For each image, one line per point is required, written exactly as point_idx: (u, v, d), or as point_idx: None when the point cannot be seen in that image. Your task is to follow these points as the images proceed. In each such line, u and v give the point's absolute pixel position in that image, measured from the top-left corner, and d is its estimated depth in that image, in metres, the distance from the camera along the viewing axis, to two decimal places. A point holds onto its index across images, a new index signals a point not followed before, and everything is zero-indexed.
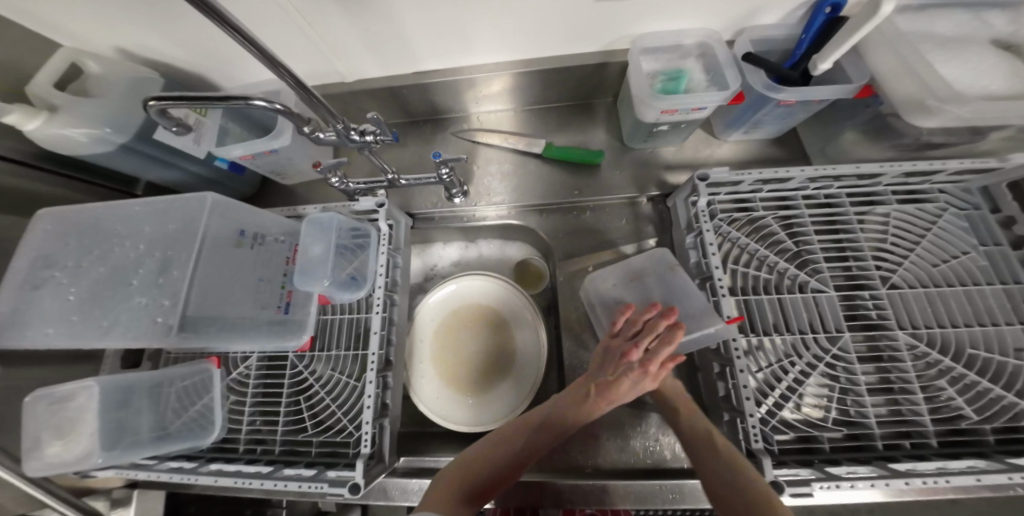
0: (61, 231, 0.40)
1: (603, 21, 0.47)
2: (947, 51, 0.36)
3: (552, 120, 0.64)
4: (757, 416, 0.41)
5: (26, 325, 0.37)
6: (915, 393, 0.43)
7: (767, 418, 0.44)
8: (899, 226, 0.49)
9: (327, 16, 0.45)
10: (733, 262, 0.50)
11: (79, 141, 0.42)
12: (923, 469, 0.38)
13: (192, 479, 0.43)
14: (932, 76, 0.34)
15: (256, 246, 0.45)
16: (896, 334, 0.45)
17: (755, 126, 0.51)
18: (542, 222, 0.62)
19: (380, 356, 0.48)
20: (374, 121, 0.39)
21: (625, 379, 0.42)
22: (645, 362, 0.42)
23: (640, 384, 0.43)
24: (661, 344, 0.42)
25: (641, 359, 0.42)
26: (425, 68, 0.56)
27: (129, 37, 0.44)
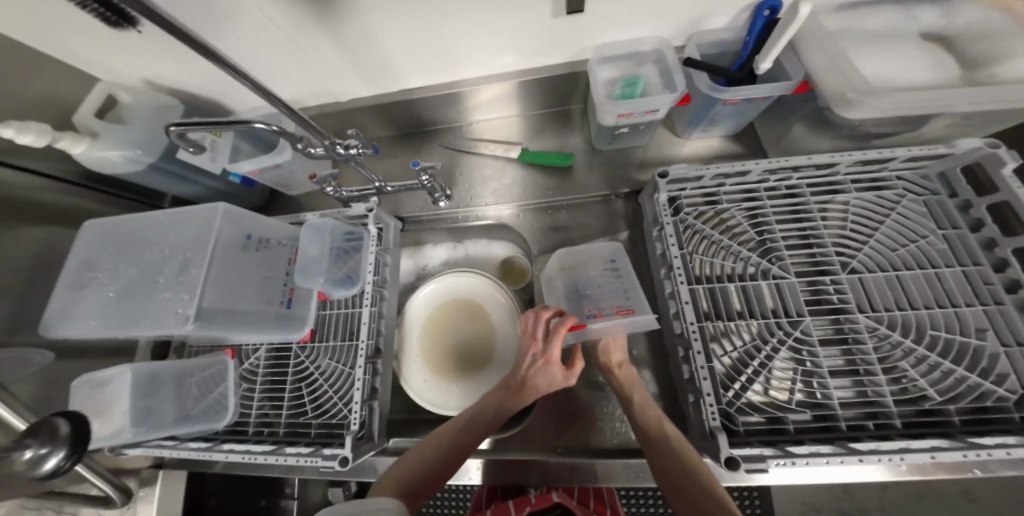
0: (102, 240, 0.47)
1: (564, 34, 0.52)
2: (873, 47, 0.39)
3: (528, 126, 0.69)
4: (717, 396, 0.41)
5: (72, 319, 0.44)
6: (879, 375, 0.42)
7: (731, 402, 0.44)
8: (859, 215, 0.46)
9: (320, 46, 0.51)
10: (695, 254, 0.48)
11: (115, 162, 0.49)
12: (884, 447, 0.37)
13: (211, 454, 0.49)
14: (854, 70, 0.37)
15: (261, 249, 0.52)
16: (857, 317, 0.44)
17: (710, 125, 0.54)
18: (520, 221, 0.66)
19: (369, 345, 0.53)
20: (356, 136, 0.45)
21: (534, 371, 0.48)
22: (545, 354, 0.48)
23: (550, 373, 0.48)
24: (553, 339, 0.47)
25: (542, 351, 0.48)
26: (411, 86, 0.63)
27: (156, 72, 0.52)
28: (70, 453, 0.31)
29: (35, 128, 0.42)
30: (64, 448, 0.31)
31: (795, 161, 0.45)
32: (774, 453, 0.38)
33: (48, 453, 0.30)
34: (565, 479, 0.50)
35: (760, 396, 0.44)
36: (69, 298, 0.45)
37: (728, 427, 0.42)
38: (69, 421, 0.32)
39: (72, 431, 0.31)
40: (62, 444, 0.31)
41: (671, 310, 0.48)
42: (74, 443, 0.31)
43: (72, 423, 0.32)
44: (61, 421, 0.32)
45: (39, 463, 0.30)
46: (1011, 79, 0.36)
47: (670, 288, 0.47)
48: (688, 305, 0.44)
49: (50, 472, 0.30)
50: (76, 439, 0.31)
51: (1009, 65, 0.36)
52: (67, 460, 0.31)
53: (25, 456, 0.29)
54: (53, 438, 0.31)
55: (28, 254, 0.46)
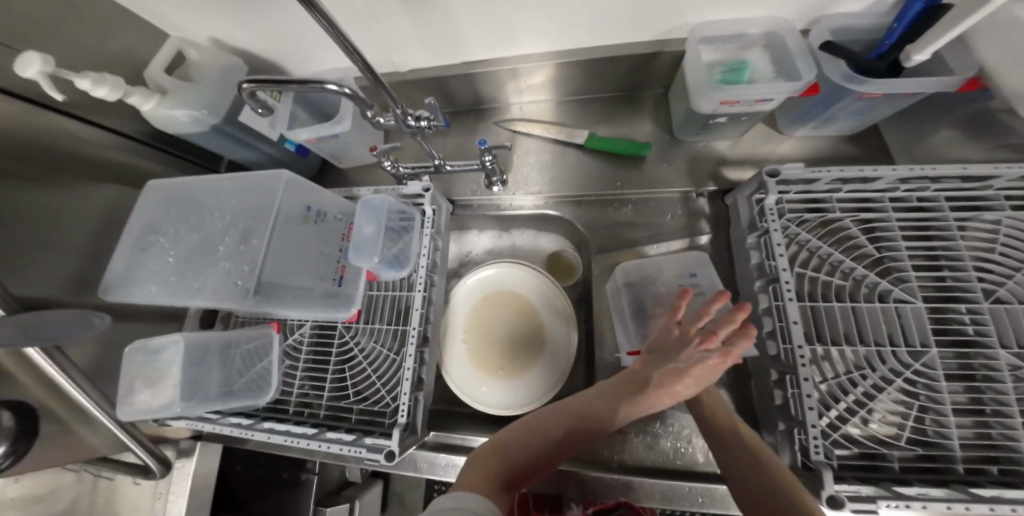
0: (163, 203, 0.46)
1: (665, 10, 0.46)
2: None
3: (596, 111, 0.63)
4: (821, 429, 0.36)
5: (134, 283, 0.42)
6: (1013, 417, 0.36)
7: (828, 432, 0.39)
8: (1011, 236, 0.39)
9: (390, 9, 0.47)
10: (801, 267, 0.44)
11: (180, 121, 0.47)
12: (1010, 495, 0.32)
13: (252, 433, 0.48)
14: None
15: (319, 223, 0.49)
16: (995, 353, 0.37)
17: (827, 121, 0.47)
18: (579, 214, 0.61)
19: (419, 332, 0.51)
20: (430, 107, 0.41)
21: (701, 366, 0.37)
22: (725, 351, 0.38)
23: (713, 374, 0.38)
24: (740, 335, 0.38)
25: (719, 348, 0.38)
26: (475, 59, 0.57)
27: (222, 29, 0.49)
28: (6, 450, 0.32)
29: (109, 81, 0.41)
30: (4, 444, 0.32)
31: (940, 169, 0.38)
32: (880, 493, 0.34)
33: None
34: (618, 497, 0.46)
35: (860, 429, 0.39)
36: (130, 261, 0.43)
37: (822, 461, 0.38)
38: (13, 414, 0.33)
39: (14, 425, 0.33)
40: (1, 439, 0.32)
41: (765, 328, 0.43)
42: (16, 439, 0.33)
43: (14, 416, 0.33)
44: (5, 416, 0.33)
45: None
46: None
47: (766, 303, 0.43)
48: (794, 325, 0.38)
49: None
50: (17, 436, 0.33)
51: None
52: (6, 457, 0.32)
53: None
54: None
55: (89, 211, 0.45)
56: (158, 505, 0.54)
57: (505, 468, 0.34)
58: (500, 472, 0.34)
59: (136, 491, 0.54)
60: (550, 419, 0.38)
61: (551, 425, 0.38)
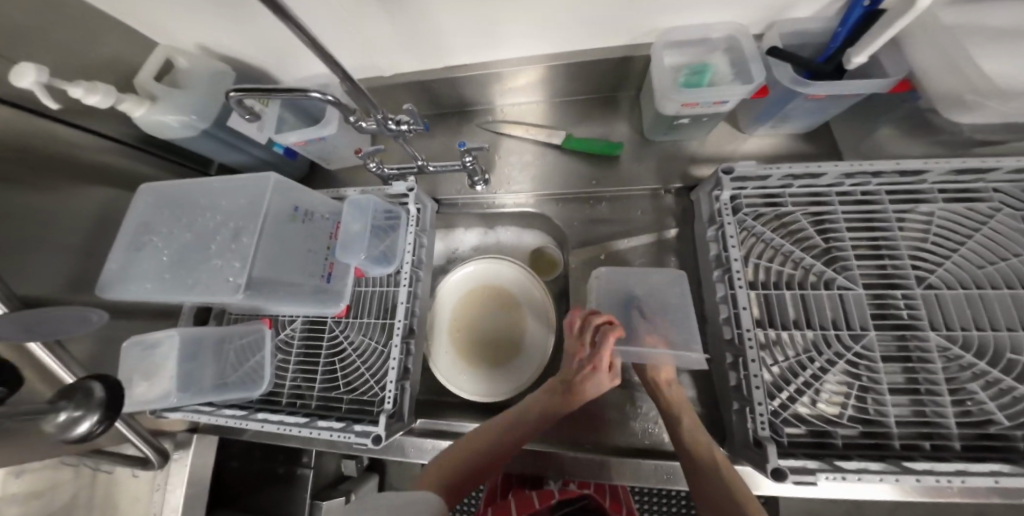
0: (158, 203, 0.48)
1: (631, 17, 0.49)
2: None
3: (574, 112, 0.66)
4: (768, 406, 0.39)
5: (130, 280, 0.45)
6: (942, 395, 0.39)
7: (777, 411, 0.42)
8: (942, 227, 0.43)
9: (372, 17, 0.49)
10: (755, 257, 0.47)
11: (171, 126, 0.50)
12: (940, 468, 0.35)
13: (247, 423, 0.51)
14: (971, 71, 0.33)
15: (307, 222, 0.51)
16: (926, 335, 0.41)
17: (782, 120, 0.50)
18: (559, 210, 0.64)
19: (405, 325, 0.53)
20: (409, 112, 0.43)
21: (578, 374, 0.47)
22: (593, 359, 0.47)
23: (597, 377, 0.47)
24: (601, 337, 0.46)
25: (590, 357, 0.47)
26: (456, 63, 0.60)
27: (210, 37, 0.52)
28: (100, 420, 0.30)
29: (102, 89, 0.43)
30: (97, 412, 0.30)
31: (879, 164, 0.41)
32: (822, 466, 0.36)
33: (82, 416, 0.29)
34: (595, 474, 0.49)
35: (807, 408, 0.42)
36: (127, 259, 0.46)
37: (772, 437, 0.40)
38: (105, 385, 0.31)
39: (106, 395, 0.31)
40: (95, 407, 0.30)
41: (722, 314, 0.46)
42: (107, 410, 0.30)
43: (106, 388, 0.31)
44: (97, 386, 0.31)
45: (73, 425, 0.29)
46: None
47: (722, 292, 0.46)
48: (744, 311, 0.42)
49: (82, 435, 0.29)
50: (109, 405, 0.30)
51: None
52: (101, 426, 0.30)
53: (59, 419, 0.28)
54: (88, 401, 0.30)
55: (85, 213, 0.47)
56: (157, 495, 0.57)
57: (451, 474, 0.41)
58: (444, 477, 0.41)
59: (133, 483, 0.56)
60: (480, 429, 0.46)
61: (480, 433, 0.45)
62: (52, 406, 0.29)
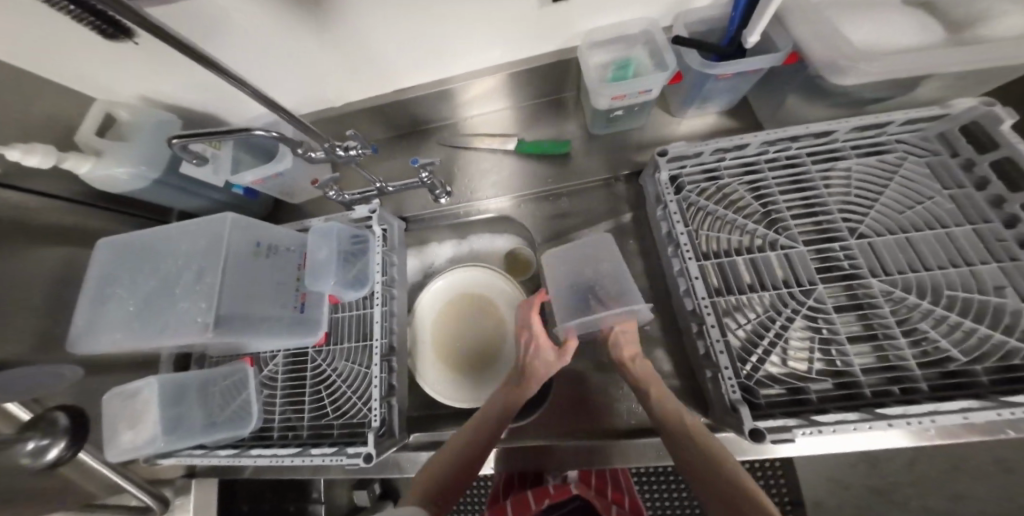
0: (118, 255, 0.49)
1: (553, 24, 0.52)
2: (861, 18, 0.41)
3: (524, 118, 0.69)
4: (735, 370, 0.41)
5: (98, 334, 0.45)
6: (897, 338, 0.41)
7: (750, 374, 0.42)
8: (863, 180, 0.46)
9: (311, 52, 0.52)
10: (703, 229, 0.49)
11: (120, 179, 0.50)
12: (913, 411, 0.35)
13: (241, 460, 0.51)
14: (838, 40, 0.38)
15: (271, 255, 0.52)
16: (870, 282, 0.43)
17: (705, 101, 0.54)
18: (522, 212, 0.67)
19: (383, 343, 0.55)
20: (355, 136, 0.46)
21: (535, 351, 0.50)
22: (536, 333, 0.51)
23: (540, 351, 0.50)
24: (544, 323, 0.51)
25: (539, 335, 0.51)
26: (404, 86, 0.63)
27: (154, 90, 0.53)
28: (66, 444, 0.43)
29: (40, 149, 0.43)
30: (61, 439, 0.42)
31: (793, 130, 0.46)
32: (799, 423, 0.36)
33: (50, 443, 0.42)
34: (586, 462, 0.51)
35: (778, 368, 0.43)
36: (93, 313, 0.46)
37: (749, 401, 0.41)
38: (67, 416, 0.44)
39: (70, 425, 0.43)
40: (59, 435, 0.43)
41: (682, 288, 0.48)
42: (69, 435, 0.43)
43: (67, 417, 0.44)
44: (60, 416, 0.44)
45: (43, 451, 0.41)
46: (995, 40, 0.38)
47: (678, 265, 0.48)
48: (698, 280, 0.44)
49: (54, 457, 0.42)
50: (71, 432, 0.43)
51: (994, 27, 0.38)
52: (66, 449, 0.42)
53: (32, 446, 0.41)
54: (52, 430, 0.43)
55: (45, 273, 0.48)
56: None
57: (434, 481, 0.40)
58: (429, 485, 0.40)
59: None
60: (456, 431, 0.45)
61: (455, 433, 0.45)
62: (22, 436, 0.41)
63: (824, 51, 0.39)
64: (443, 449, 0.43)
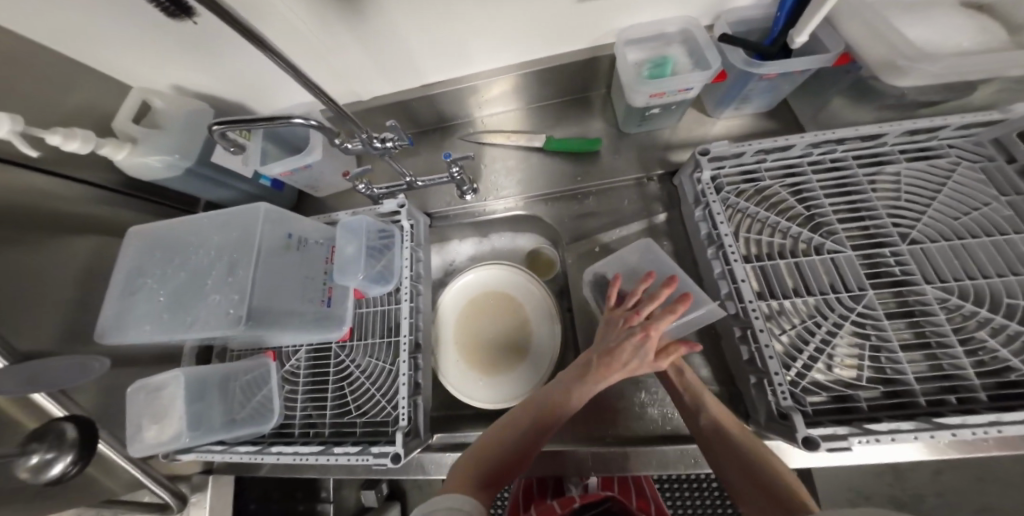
0: (147, 245, 0.48)
1: (587, 19, 0.51)
2: (916, 16, 0.41)
3: (551, 116, 0.68)
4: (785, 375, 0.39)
5: (128, 325, 0.44)
6: (953, 347, 0.39)
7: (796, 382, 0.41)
8: (913, 185, 0.46)
9: (344, 43, 0.51)
10: (745, 232, 0.48)
11: (154, 167, 0.51)
12: (973, 420, 0.33)
13: (261, 457, 0.49)
14: (901, 38, 0.39)
15: (301, 249, 0.52)
16: (922, 289, 0.42)
17: (744, 100, 0.54)
18: (548, 210, 0.66)
19: (410, 340, 0.54)
20: (392, 128, 0.45)
21: (628, 342, 0.43)
22: (646, 327, 0.43)
23: (644, 350, 0.43)
24: (664, 312, 0.43)
25: (641, 324, 0.43)
26: (433, 81, 0.62)
27: (186, 78, 0.53)
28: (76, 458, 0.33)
29: (79, 135, 0.44)
30: (70, 453, 0.32)
31: (841, 132, 0.45)
32: (852, 430, 0.35)
33: (55, 459, 0.32)
34: (617, 468, 0.49)
35: (824, 375, 0.42)
36: (122, 304, 0.46)
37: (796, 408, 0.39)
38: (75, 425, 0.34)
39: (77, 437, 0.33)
40: (68, 448, 0.32)
41: (723, 291, 0.47)
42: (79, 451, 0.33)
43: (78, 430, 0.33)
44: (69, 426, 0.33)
45: (47, 467, 0.32)
46: None
47: (720, 268, 0.47)
48: (744, 284, 0.43)
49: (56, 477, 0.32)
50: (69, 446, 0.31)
51: None
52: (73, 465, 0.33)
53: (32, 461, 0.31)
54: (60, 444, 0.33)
55: (69, 262, 0.47)
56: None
57: (482, 471, 0.39)
58: (475, 476, 0.38)
59: None
60: (513, 416, 0.43)
61: (511, 423, 0.43)
62: (22, 449, 0.31)
63: (887, 49, 0.40)
64: (496, 437, 0.42)
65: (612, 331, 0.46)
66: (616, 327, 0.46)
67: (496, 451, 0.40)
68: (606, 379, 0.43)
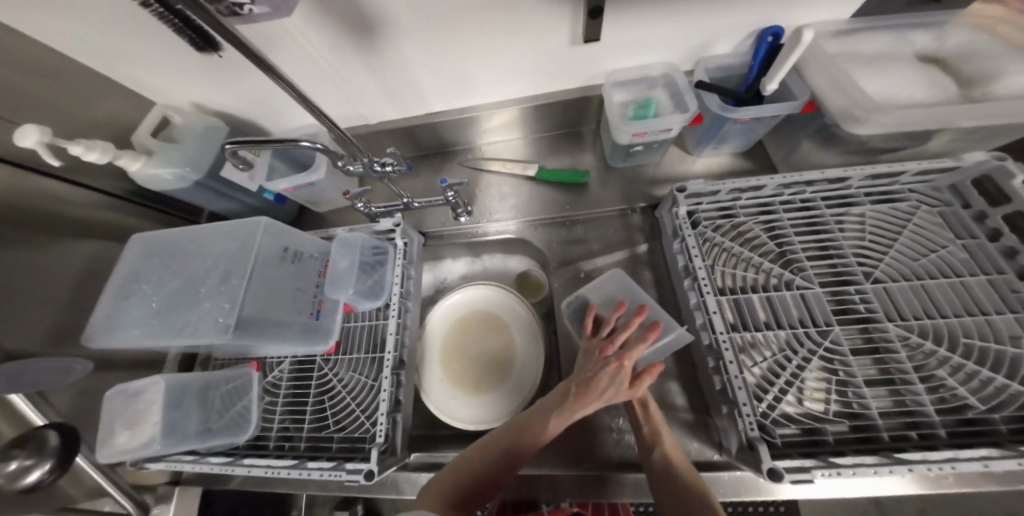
0: (147, 251, 0.50)
1: (577, 61, 0.56)
2: (873, 68, 0.45)
3: (545, 148, 0.72)
4: (754, 406, 0.39)
5: (115, 329, 0.45)
6: (916, 383, 0.40)
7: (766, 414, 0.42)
8: (877, 227, 0.48)
9: (356, 71, 0.55)
10: (720, 265, 0.50)
11: (166, 179, 0.55)
12: (932, 457, 0.34)
13: (233, 470, 0.48)
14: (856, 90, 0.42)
15: (295, 262, 0.54)
16: (886, 326, 0.43)
17: (722, 141, 0.58)
18: (538, 234, 0.68)
19: (395, 357, 0.54)
20: (392, 154, 0.48)
21: (603, 372, 0.43)
22: (621, 356, 0.43)
23: (619, 381, 0.43)
24: (637, 342, 0.44)
25: (616, 354, 0.44)
26: (436, 110, 0.66)
27: (205, 96, 0.58)
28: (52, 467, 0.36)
29: (100, 147, 0.48)
30: (48, 461, 0.36)
31: (808, 175, 0.47)
32: (817, 464, 0.35)
33: (34, 465, 0.35)
34: (593, 495, 0.49)
35: (794, 408, 0.42)
36: (113, 308, 0.47)
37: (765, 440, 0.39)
38: (57, 434, 0.38)
39: (59, 443, 0.37)
40: (47, 456, 0.36)
41: (697, 321, 0.48)
42: (59, 457, 0.37)
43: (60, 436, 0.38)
44: (52, 435, 0.38)
45: (26, 472, 0.35)
46: (1004, 96, 0.41)
47: (695, 299, 0.48)
48: (716, 315, 0.44)
49: (34, 483, 0.36)
50: (60, 453, 0.37)
51: (1002, 83, 0.42)
52: (48, 474, 0.36)
53: (12, 466, 0.35)
54: (41, 450, 0.36)
55: (68, 264, 0.49)
56: None
57: (450, 489, 0.40)
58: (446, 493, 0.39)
59: None
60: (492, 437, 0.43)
61: (489, 442, 0.43)
62: (4, 454, 0.35)
63: (845, 100, 0.43)
64: (473, 454, 0.42)
65: (590, 361, 0.47)
66: (593, 358, 0.47)
67: (469, 474, 0.40)
68: (582, 412, 0.43)
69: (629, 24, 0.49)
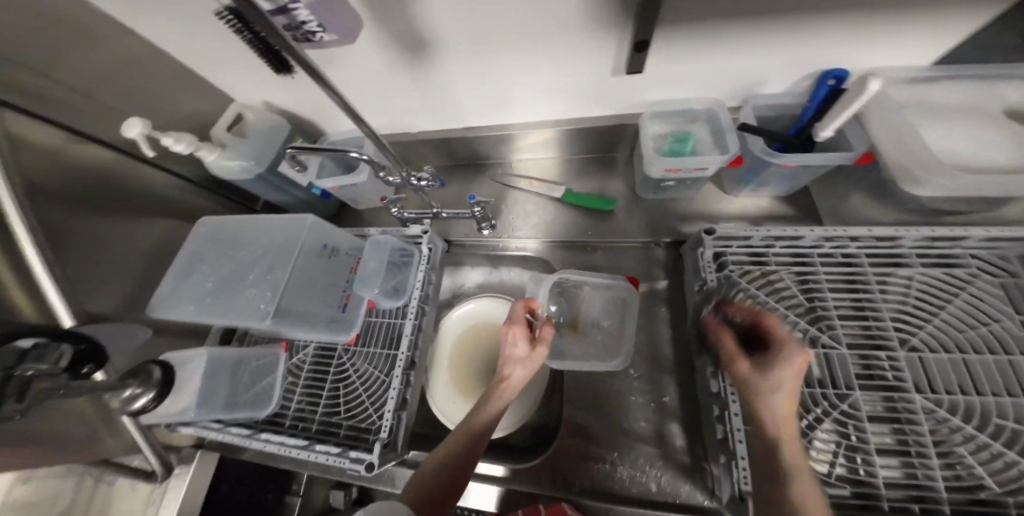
0: (206, 235, 0.57)
1: (618, 90, 0.56)
2: (944, 122, 0.42)
3: (575, 170, 0.72)
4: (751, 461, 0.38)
5: (176, 303, 0.52)
6: (931, 458, 0.37)
7: None
8: (924, 292, 0.44)
9: (404, 86, 0.59)
10: (742, 312, 0.48)
11: (233, 169, 0.61)
12: None
13: (250, 442, 0.52)
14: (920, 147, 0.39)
15: (332, 258, 0.58)
16: (913, 397, 0.40)
17: (762, 185, 0.56)
18: (557, 255, 0.68)
19: (407, 357, 0.57)
20: (430, 172, 0.53)
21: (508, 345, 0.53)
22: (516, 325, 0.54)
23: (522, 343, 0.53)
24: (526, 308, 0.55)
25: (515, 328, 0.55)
26: (474, 125, 0.69)
27: (273, 96, 0.64)
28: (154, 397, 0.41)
29: (186, 140, 0.54)
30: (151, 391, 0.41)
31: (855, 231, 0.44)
32: None
33: (142, 392, 0.40)
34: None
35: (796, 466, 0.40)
36: (176, 283, 0.53)
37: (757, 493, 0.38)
38: (158, 370, 0.43)
39: (161, 377, 0.42)
40: (151, 387, 0.41)
41: (708, 366, 0.46)
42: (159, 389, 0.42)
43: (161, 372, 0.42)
44: (155, 371, 0.42)
45: (134, 399, 0.40)
46: None
47: (710, 345, 0.46)
48: (729, 366, 0.42)
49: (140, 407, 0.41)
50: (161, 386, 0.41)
51: None
52: (151, 402, 0.41)
53: (126, 393, 0.40)
54: (148, 380, 0.41)
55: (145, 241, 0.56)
56: (151, 509, 0.52)
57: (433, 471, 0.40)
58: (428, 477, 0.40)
59: (129, 497, 0.53)
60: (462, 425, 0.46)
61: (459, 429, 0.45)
62: (122, 382, 0.40)
63: (905, 154, 0.40)
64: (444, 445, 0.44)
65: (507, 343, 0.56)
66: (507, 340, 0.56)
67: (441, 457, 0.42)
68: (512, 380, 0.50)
69: (676, 59, 0.48)
